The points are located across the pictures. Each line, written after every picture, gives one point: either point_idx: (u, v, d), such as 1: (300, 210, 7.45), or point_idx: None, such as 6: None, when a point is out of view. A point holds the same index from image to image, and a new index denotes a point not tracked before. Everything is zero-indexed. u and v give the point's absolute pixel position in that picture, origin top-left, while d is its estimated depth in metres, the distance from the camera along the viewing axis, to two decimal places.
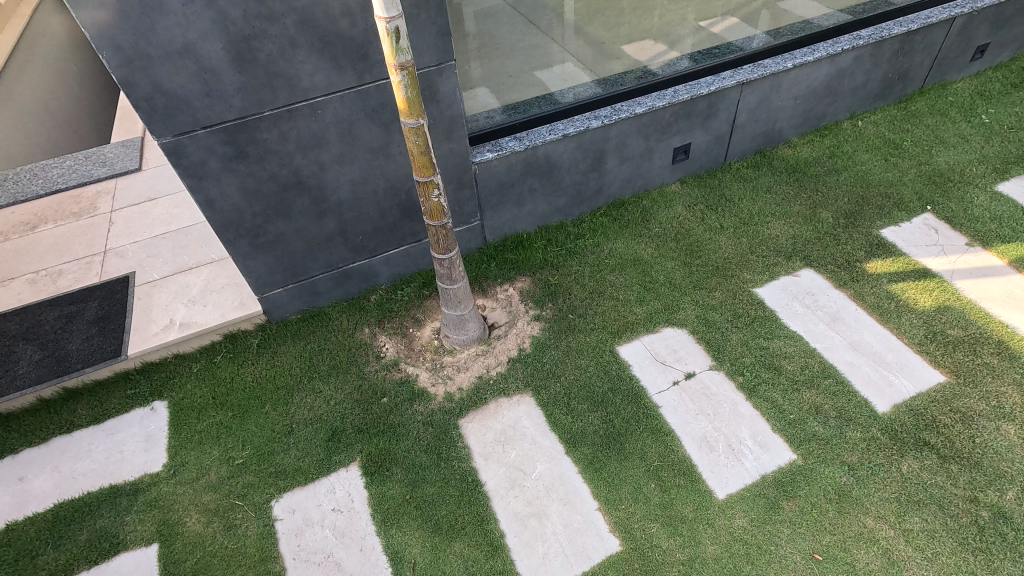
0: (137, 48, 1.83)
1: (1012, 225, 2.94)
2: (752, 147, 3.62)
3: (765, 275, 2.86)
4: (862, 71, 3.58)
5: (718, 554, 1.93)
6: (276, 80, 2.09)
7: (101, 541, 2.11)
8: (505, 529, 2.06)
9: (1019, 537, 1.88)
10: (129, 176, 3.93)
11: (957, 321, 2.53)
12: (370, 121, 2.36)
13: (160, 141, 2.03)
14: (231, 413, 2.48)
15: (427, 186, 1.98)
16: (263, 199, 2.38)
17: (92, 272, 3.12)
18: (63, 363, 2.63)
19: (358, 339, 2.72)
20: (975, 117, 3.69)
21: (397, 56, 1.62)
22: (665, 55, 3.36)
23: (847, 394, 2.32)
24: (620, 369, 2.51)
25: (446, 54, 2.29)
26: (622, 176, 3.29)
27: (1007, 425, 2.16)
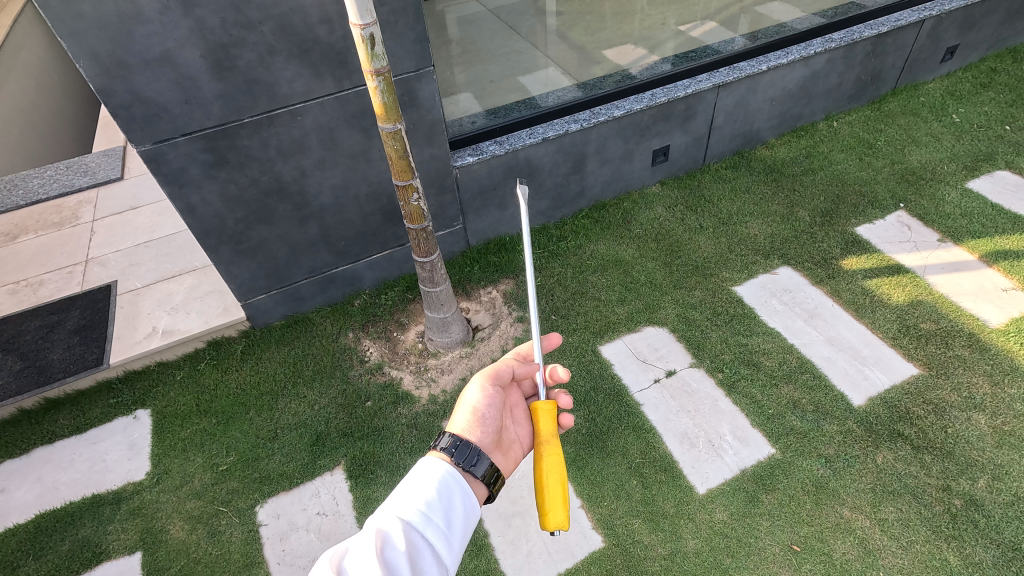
0: (115, 57, 1.84)
1: (982, 221, 3.02)
2: (731, 148, 3.69)
3: (743, 273, 2.91)
4: (835, 73, 3.67)
5: (698, 548, 1.96)
6: (255, 87, 2.11)
7: (83, 550, 2.10)
8: (490, 529, 2.08)
9: (990, 524, 1.92)
10: (111, 185, 3.92)
11: (929, 315, 2.59)
12: (350, 127, 2.38)
13: (140, 148, 2.04)
14: (215, 419, 2.48)
15: (406, 190, 2.01)
16: (244, 205, 2.39)
17: (73, 282, 3.11)
18: (44, 373, 2.62)
19: (342, 344, 2.73)
20: (946, 117, 3.78)
21: (373, 62, 1.64)
22: (644, 60, 3.41)
23: (824, 388, 2.37)
24: (602, 368, 2.54)
25: (424, 60, 2.33)
26: (603, 178, 3.33)
27: (977, 415, 2.21)
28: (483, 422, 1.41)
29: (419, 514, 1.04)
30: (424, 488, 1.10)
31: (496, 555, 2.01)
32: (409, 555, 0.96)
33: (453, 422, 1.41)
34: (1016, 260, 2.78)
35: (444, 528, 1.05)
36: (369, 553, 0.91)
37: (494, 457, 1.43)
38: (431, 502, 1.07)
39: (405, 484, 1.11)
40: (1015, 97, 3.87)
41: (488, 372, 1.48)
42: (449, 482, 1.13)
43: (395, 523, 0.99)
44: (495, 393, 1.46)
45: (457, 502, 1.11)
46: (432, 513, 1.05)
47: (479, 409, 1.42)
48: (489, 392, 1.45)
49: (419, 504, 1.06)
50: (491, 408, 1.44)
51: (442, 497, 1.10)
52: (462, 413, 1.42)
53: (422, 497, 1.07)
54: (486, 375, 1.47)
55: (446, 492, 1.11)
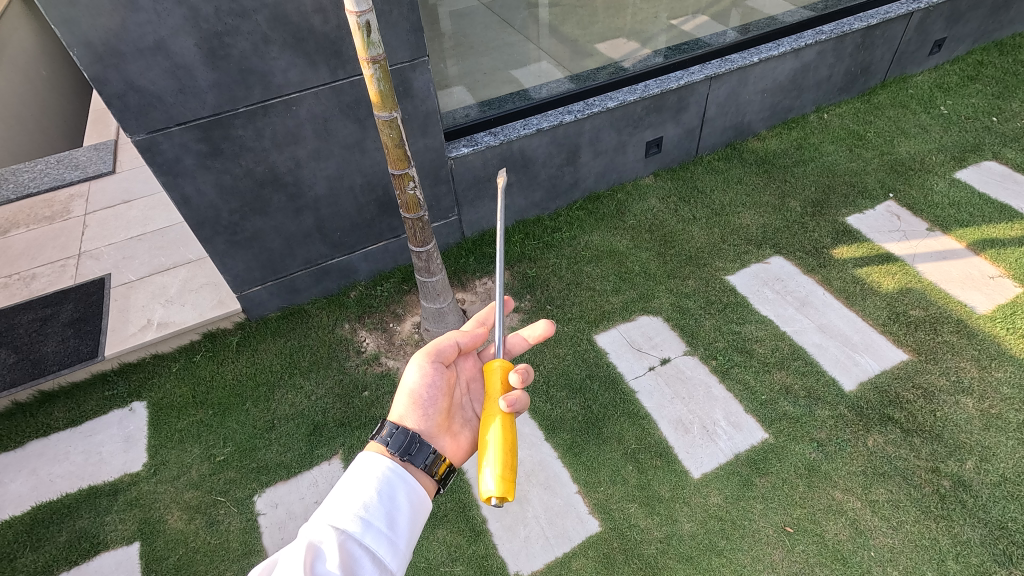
0: (109, 45, 1.83)
1: (970, 210, 3.06)
2: (722, 140, 3.72)
3: (736, 263, 2.94)
4: (826, 65, 3.70)
5: (693, 530, 1.99)
6: (250, 77, 2.11)
7: (80, 542, 2.10)
8: (488, 515, 2.10)
9: (978, 503, 1.97)
10: (103, 178, 3.89)
11: (918, 301, 2.64)
12: (345, 117, 2.39)
13: (135, 138, 2.04)
14: (211, 410, 2.48)
15: (402, 178, 2.01)
16: (239, 196, 2.39)
17: (66, 276, 3.09)
18: (38, 366, 2.61)
19: (338, 335, 2.74)
20: (934, 109, 3.83)
21: (369, 50, 1.65)
22: (637, 53, 3.44)
23: (815, 373, 2.41)
24: (598, 357, 2.56)
25: (419, 50, 2.33)
26: (597, 169, 3.35)
27: (965, 398, 2.26)
28: (424, 404, 1.36)
29: (357, 521, 1.00)
30: (364, 490, 1.07)
31: (495, 541, 2.03)
32: (345, 568, 0.92)
33: (394, 409, 1.35)
34: (1002, 248, 2.83)
35: (386, 532, 1.02)
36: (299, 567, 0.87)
37: (440, 440, 1.38)
38: (370, 506, 1.04)
39: (344, 484, 1.08)
40: (1002, 89, 3.93)
41: (426, 348, 1.39)
42: (391, 481, 1.10)
43: (328, 536, 0.95)
44: (434, 369, 1.38)
45: (399, 505, 1.08)
46: (369, 520, 1.01)
47: (417, 392, 1.36)
48: (429, 369, 1.37)
49: (358, 508, 1.02)
50: (431, 388, 1.38)
51: (384, 498, 1.07)
52: (401, 398, 1.36)
53: (359, 505, 1.03)
54: (424, 352, 1.38)
55: (387, 492, 1.08)
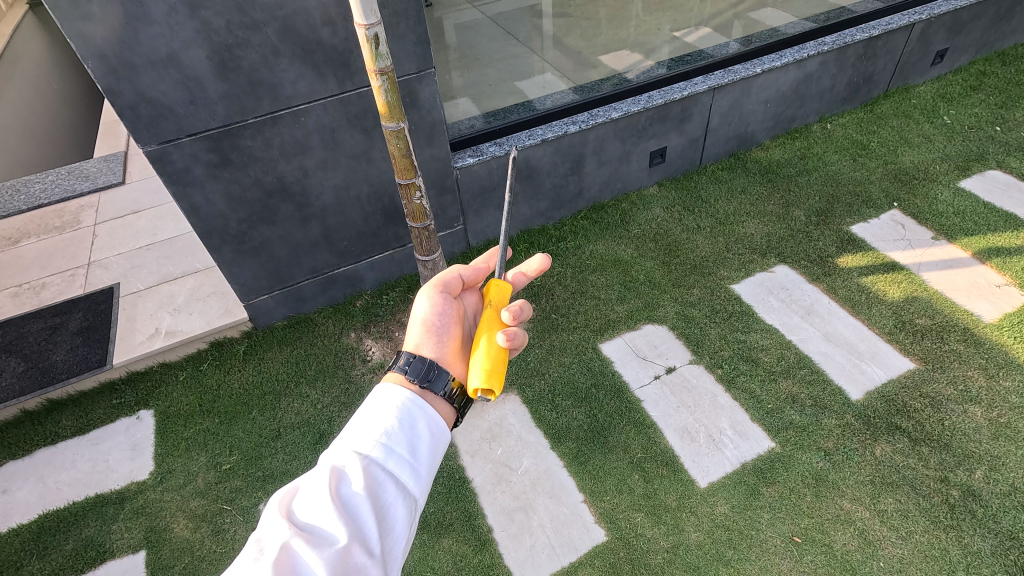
0: (122, 58, 1.87)
1: (975, 219, 3.06)
2: (726, 150, 3.74)
3: (741, 272, 2.94)
4: (828, 76, 3.73)
5: (701, 540, 1.98)
6: (260, 88, 2.14)
7: (87, 550, 2.10)
8: (493, 524, 2.09)
9: (988, 514, 1.95)
10: (113, 189, 3.94)
11: (925, 310, 2.63)
12: (352, 128, 2.42)
13: (146, 149, 2.07)
14: (218, 419, 2.49)
15: (409, 188, 2.03)
16: (247, 205, 2.42)
17: (75, 285, 3.12)
18: (47, 374, 2.63)
19: (344, 344, 2.75)
20: (938, 118, 3.84)
21: (377, 62, 1.67)
22: (640, 64, 3.48)
23: (822, 382, 2.40)
24: (603, 365, 2.57)
25: (425, 61, 2.37)
26: (601, 179, 3.37)
27: (973, 407, 2.24)
28: (437, 332, 1.34)
29: (380, 447, 0.95)
30: (385, 417, 1.00)
31: (500, 550, 2.02)
32: (370, 492, 0.89)
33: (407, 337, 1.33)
34: (1008, 257, 2.83)
35: (408, 461, 0.96)
36: (323, 495, 0.86)
37: (456, 369, 1.31)
38: (391, 433, 0.97)
39: (365, 410, 1.01)
40: (1005, 99, 3.94)
41: (433, 280, 1.40)
42: (413, 408, 1.03)
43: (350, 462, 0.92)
44: (442, 298, 1.38)
45: (424, 430, 1.02)
46: (391, 445, 0.96)
47: (429, 320, 1.35)
48: (438, 301, 1.37)
49: (378, 435, 0.97)
50: (442, 316, 1.36)
51: (405, 425, 1.00)
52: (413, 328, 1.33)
53: (381, 432, 0.97)
54: (431, 283, 1.40)
55: (410, 419, 1.01)
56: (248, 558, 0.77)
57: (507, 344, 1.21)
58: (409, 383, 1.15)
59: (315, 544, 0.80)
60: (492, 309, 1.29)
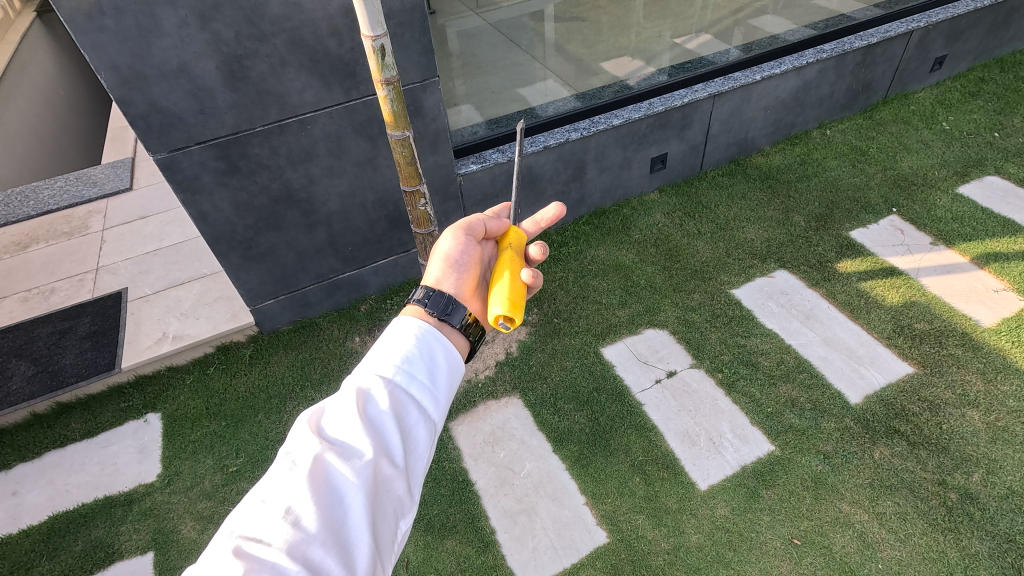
0: (134, 69, 1.91)
1: (973, 224, 3.09)
2: (727, 156, 3.78)
3: (741, 276, 2.98)
4: (827, 83, 3.76)
5: (701, 542, 2.00)
6: (267, 98, 2.18)
7: (96, 551, 2.14)
8: (496, 526, 2.12)
9: (985, 516, 1.97)
10: (120, 195, 3.99)
11: (923, 315, 2.66)
12: (357, 136, 2.46)
13: (156, 156, 2.11)
14: (224, 422, 2.52)
15: (414, 195, 2.06)
16: (254, 212, 2.46)
17: (84, 289, 3.16)
18: (56, 377, 2.66)
19: (349, 348, 2.79)
20: (936, 124, 3.88)
21: (383, 72, 1.71)
22: (641, 71, 3.52)
23: (821, 386, 2.43)
24: (604, 369, 2.60)
25: (429, 70, 2.41)
26: (602, 185, 3.41)
27: (971, 411, 2.27)
28: (456, 270, 1.34)
29: (403, 373, 0.95)
30: (406, 343, 0.99)
31: (503, 552, 2.05)
32: (395, 413, 0.90)
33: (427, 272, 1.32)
34: (1006, 262, 2.86)
35: (428, 386, 0.97)
36: (349, 415, 0.87)
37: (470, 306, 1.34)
38: (412, 360, 0.97)
39: (387, 337, 1.01)
40: (1003, 105, 3.97)
41: (461, 222, 1.40)
42: (433, 338, 1.02)
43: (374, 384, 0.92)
44: (468, 241, 1.39)
45: (444, 356, 1.01)
46: (413, 370, 0.96)
47: (451, 256, 1.35)
48: (461, 240, 1.37)
49: (401, 361, 0.97)
50: (464, 256, 1.37)
51: (427, 354, 0.99)
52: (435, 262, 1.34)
53: (402, 356, 0.97)
54: (459, 225, 1.40)
55: (431, 348, 1.00)
56: (281, 470, 0.81)
57: (529, 281, 1.29)
58: (426, 316, 1.15)
59: (345, 460, 0.83)
60: (512, 252, 1.39)
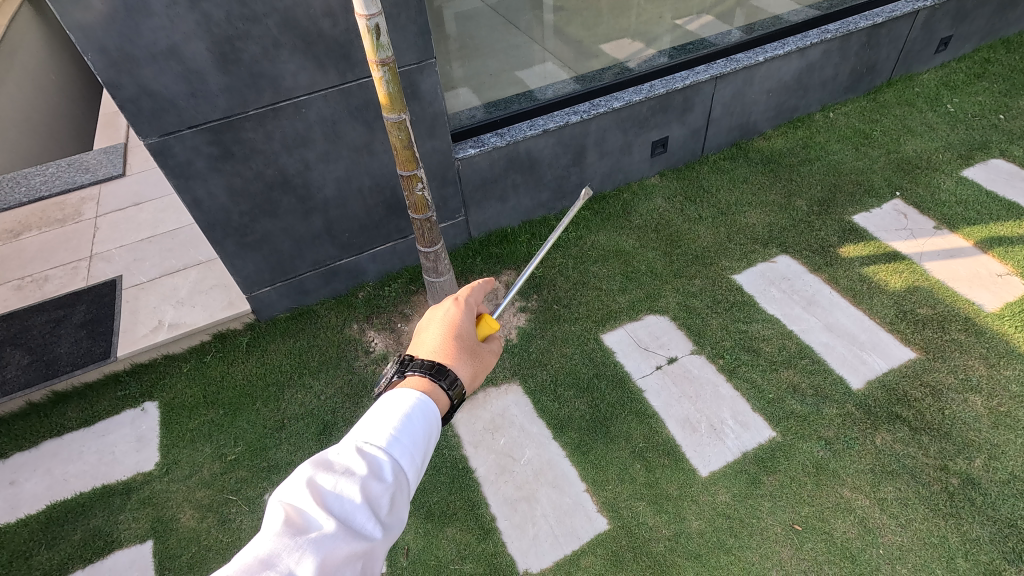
0: (123, 51, 1.86)
1: (977, 208, 3.06)
2: (728, 140, 3.72)
3: (742, 262, 2.95)
4: (831, 64, 3.70)
5: (702, 528, 2.00)
6: (260, 81, 2.13)
7: (95, 540, 2.13)
8: (496, 513, 2.11)
9: (986, 501, 1.97)
10: (113, 181, 3.94)
11: (926, 300, 2.63)
12: (353, 120, 2.41)
13: (147, 141, 2.06)
14: (222, 410, 2.51)
15: (411, 180, 2.02)
16: (249, 198, 2.42)
17: (78, 277, 3.12)
18: (51, 367, 2.64)
19: (347, 335, 2.76)
20: (941, 106, 3.82)
21: (378, 53, 1.66)
22: (641, 53, 3.46)
23: (823, 372, 2.41)
24: (605, 356, 2.58)
25: (426, 52, 2.36)
26: (603, 170, 3.36)
27: (974, 396, 2.26)
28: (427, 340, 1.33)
29: (401, 448, 0.97)
30: (403, 417, 1.03)
31: (503, 539, 2.04)
32: (394, 483, 0.92)
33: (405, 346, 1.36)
34: (1011, 246, 2.83)
35: (419, 464, 0.99)
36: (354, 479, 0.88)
37: None
38: (410, 435, 1.00)
39: (383, 410, 1.04)
40: (1009, 87, 3.91)
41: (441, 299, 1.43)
42: (428, 416, 1.06)
43: (375, 453, 0.94)
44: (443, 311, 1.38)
45: (433, 436, 1.05)
46: (411, 446, 0.98)
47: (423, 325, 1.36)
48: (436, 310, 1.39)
49: (401, 435, 0.99)
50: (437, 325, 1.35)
51: (421, 431, 1.03)
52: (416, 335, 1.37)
53: (401, 429, 1.00)
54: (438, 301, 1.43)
55: (424, 426, 1.04)
56: (286, 529, 0.77)
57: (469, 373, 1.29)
58: (430, 386, 1.16)
59: (349, 529, 0.82)
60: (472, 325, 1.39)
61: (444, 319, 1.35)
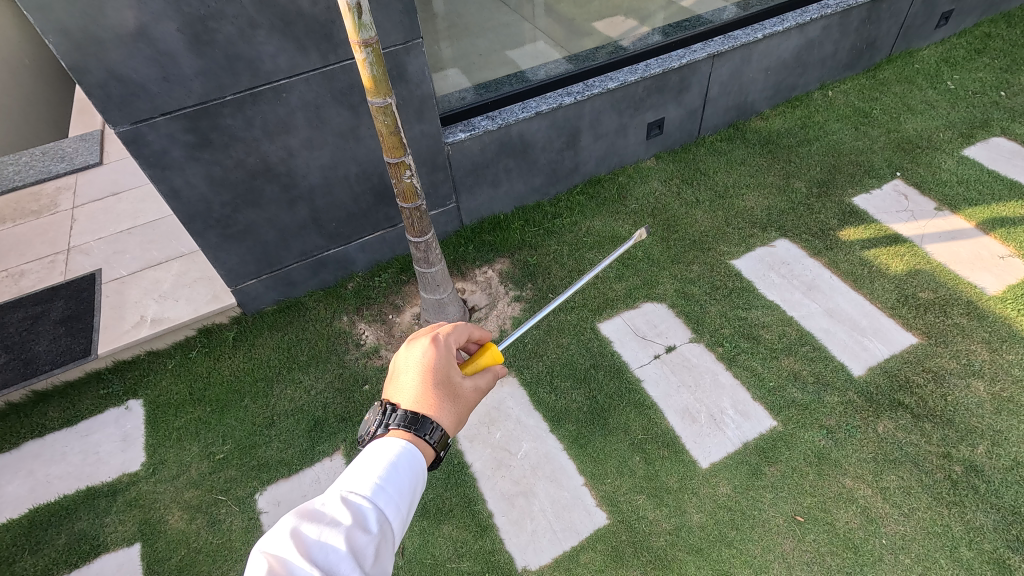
0: (87, 33, 1.74)
1: (979, 188, 3.00)
2: (725, 121, 3.63)
3: (741, 247, 2.88)
4: (830, 41, 3.61)
5: (703, 521, 1.96)
6: (237, 63, 2.02)
7: (81, 544, 2.07)
8: (493, 509, 2.07)
9: (990, 489, 1.94)
10: (90, 170, 3.80)
11: (928, 284, 2.59)
12: (337, 104, 2.31)
13: (118, 130, 1.95)
14: (209, 407, 2.43)
15: (398, 167, 1.93)
16: (230, 187, 2.32)
17: (56, 272, 3.01)
18: (30, 365, 2.55)
19: (337, 328, 2.68)
20: (941, 83, 3.74)
21: (360, 33, 1.55)
22: (636, 31, 3.35)
23: (824, 359, 2.37)
24: (601, 345, 2.52)
25: (413, 31, 2.24)
26: (597, 153, 3.27)
27: (976, 381, 2.22)
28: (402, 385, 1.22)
29: (384, 495, 0.97)
30: (387, 463, 1.03)
31: (501, 536, 2.00)
32: (378, 533, 0.92)
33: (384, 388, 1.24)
34: (1013, 227, 2.78)
35: (404, 512, 0.99)
36: (339, 527, 0.87)
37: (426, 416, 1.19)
38: (394, 482, 1.00)
39: (368, 458, 1.04)
40: (1010, 63, 3.83)
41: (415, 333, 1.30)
42: (414, 461, 1.06)
43: (360, 501, 0.94)
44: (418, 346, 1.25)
45: (417, 487, 1.05)
46: (397, 494, 0.99)
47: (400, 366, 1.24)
48: (412, 344, 1.26)
49: (385, 482, 0.99)
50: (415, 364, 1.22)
51: (405, 479, 1.03)
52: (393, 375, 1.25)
53: (386, 475, 1.00)
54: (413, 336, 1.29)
55: (409, 472, 1.04)
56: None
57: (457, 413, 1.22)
58: (412, 437, 1.09)
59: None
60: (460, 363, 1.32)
61: (422, 362, 1.21)
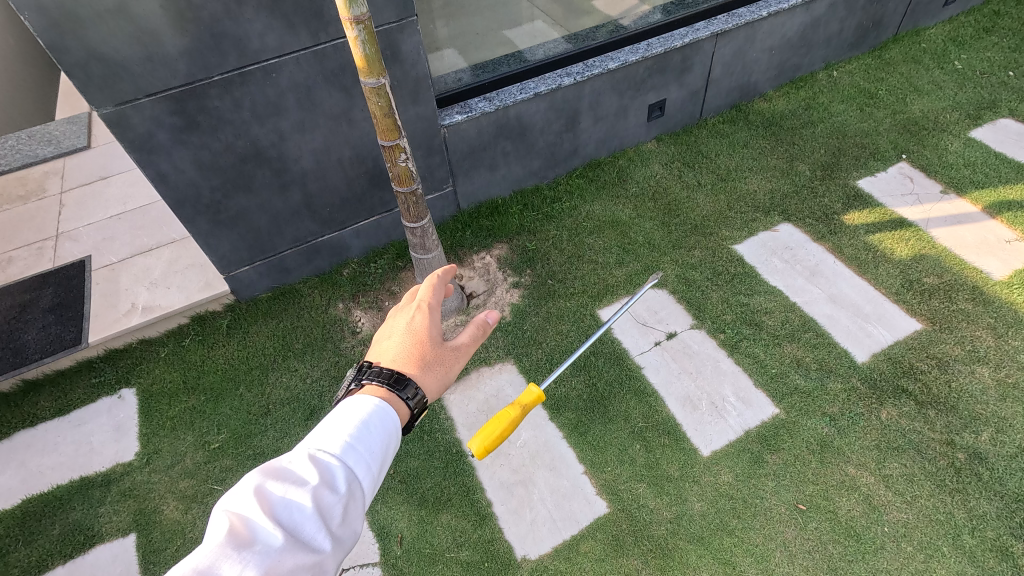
0: (64, 9, 1.67)
1: (986, 170, 2.95)
2: (728, 102, 3.55)
3: (743, 231, 2.83)
4: (836, 19, 3.52)
5: (704, 510, 1.94)
6: (224, 42, 1.94)
7: (75, 534, 2.04)
8: (492, 498, 2.05)
9: (994, 476, 1.92)
10: (78, 154, 3.71)
11: (933, 269, 2.54)
12: (329, 85, 2.23)
13: (101, 112, 1.88)
14: (203, 396, 2.40)
15: (393, 150, 1.87)
16: (219, 171, 2.25)
17: (44, 259, 2.95)
18: (20, 354, 2.50)
19: (332, 315, 2.64)
20: (948, 64, 3.66)
21: (351, 9, 1.48)
22: (637, 9, 3.23)
23: (827, 345, 2.33)
24: (601, 332, 2.48)
25: (406, 9, 2.16)
26: (597, 135, 3.20)
27: (981, 368, 2.19)
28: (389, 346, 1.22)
29: (354, 453, 0.92)
30: (360, 418, 0.97)
31: (500, 525, 1.98)
32: (347, 491, 0.87)
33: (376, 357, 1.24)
34: (1020, 210, 2.73)
35: (376, 468, 0.94)
36: (303, 487, 0.84)
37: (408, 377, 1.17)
38: (365, 440, 0.95)
39: (342, 413, 0.98)
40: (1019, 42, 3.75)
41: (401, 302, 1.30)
42: (387, 416, 1.00)
43: (329, 459, 0.89)
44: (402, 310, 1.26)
45: (393, 443, 1.00)
46: (368, 453, 0.93)
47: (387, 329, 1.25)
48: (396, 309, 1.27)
49: (356, 439, 0.94)
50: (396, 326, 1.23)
51: (378, 436, 0.97)
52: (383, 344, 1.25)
53: (358, 432, 0.95)
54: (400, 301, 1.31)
55: (382, 427, 0.98)
56: (228, 540, 0.75)
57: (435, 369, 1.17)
58: (389, 394, 1.07)
59: (296, 539, 0.79)
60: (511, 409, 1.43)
61: (399, 327, 1.21)
